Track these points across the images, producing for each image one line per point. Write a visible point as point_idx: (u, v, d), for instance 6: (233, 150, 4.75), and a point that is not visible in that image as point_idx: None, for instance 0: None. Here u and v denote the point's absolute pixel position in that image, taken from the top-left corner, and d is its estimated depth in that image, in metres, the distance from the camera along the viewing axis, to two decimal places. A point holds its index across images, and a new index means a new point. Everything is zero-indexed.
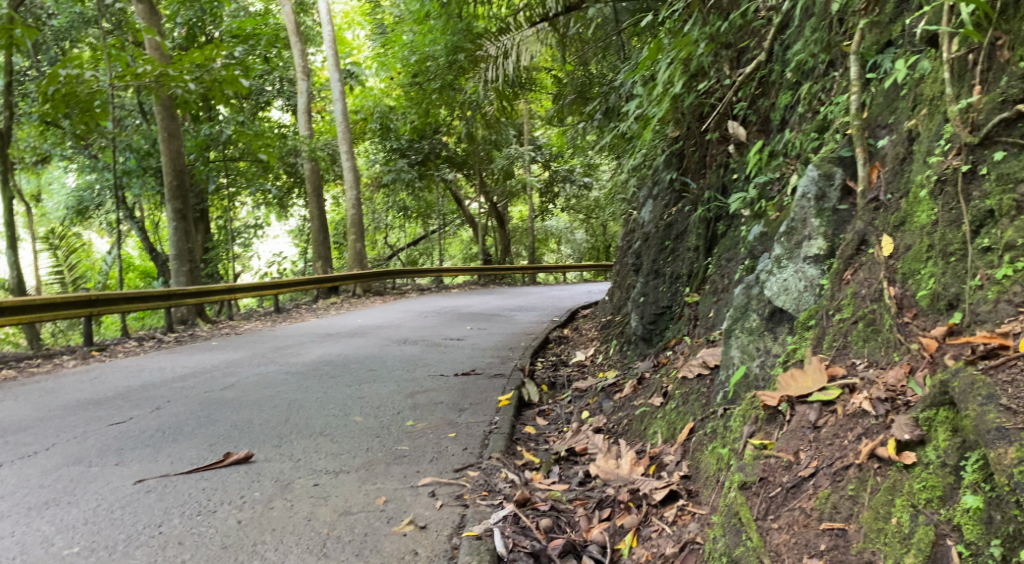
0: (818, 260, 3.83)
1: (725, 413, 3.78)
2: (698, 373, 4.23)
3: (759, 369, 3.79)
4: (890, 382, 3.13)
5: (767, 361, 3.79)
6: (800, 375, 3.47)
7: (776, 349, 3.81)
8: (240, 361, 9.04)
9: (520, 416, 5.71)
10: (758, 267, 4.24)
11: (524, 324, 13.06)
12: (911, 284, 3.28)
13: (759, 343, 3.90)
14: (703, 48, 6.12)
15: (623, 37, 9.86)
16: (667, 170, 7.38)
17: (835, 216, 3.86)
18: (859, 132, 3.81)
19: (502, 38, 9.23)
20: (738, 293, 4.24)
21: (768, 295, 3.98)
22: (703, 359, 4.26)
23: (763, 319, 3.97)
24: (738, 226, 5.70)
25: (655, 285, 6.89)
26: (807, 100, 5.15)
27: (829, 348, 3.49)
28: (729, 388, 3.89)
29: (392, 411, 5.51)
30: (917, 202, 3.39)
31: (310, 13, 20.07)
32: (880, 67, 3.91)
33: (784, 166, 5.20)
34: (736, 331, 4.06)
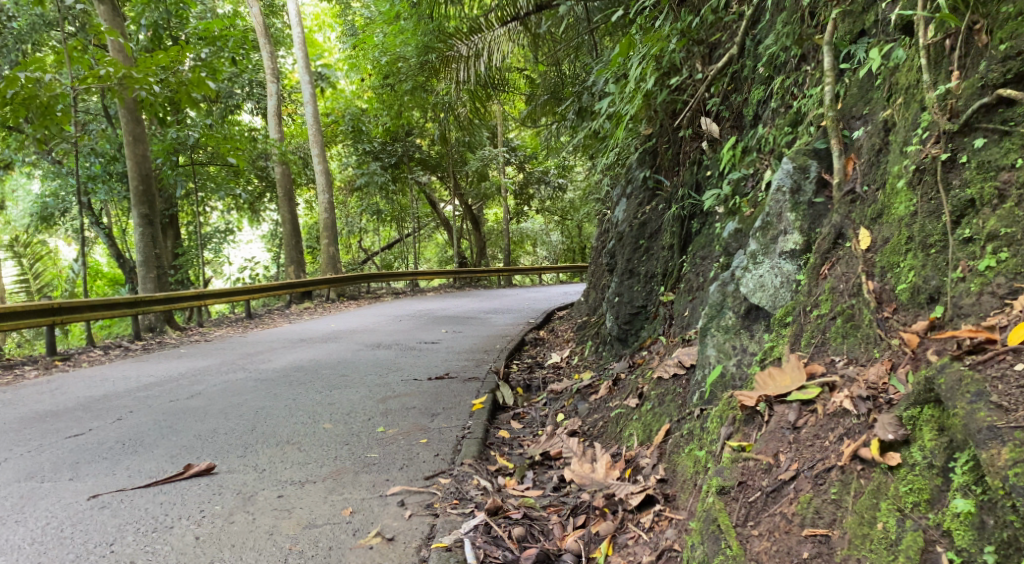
0: (794, 256, 3.76)
1: (702, 414, 3.70)
2: (674, 373, 4.14)
3: (737, 368, 3.71)
4: (871, 379, 3.07)
5: (745, 360, 3.70)
6: (778, 373, 3.38)
7: (753, 347, 3.73)
8: (208, 369, 8.81)
9: (494, 420, 5.59)
10: (733, 263, 4.15)
11: (499, 326, 12.93)
12: (891, 277, 3.24)
13: (735, 342, 3.82)
14: (675, 43, 6.06)
15: (595, 36, 9.79)
16: (641, 168, 7.30)
17: (811, 209, 3.78)
18: (834, 124, 3.74)
19: (473, 37, 9.02)
20: (713, 290, 4.15)
21: (744, 292, 3.90)
22: (678, 359, 4.17)
23: (738, 317, 3.89)
24: (713, 223, 5.64)
25: (630, 284, 6.80)
26: (780, 95, 5.10)
27: (807, 344, 3.41)
28: (706, 388, 3.80)
29: (363, 417, 5.36)
30: (895, 193, 3.34)
31: (279, 14, 19.78)
32: (854, 57, 3.85)
33: (758, 162, 5.15)
34: (711, 329, 3.97)
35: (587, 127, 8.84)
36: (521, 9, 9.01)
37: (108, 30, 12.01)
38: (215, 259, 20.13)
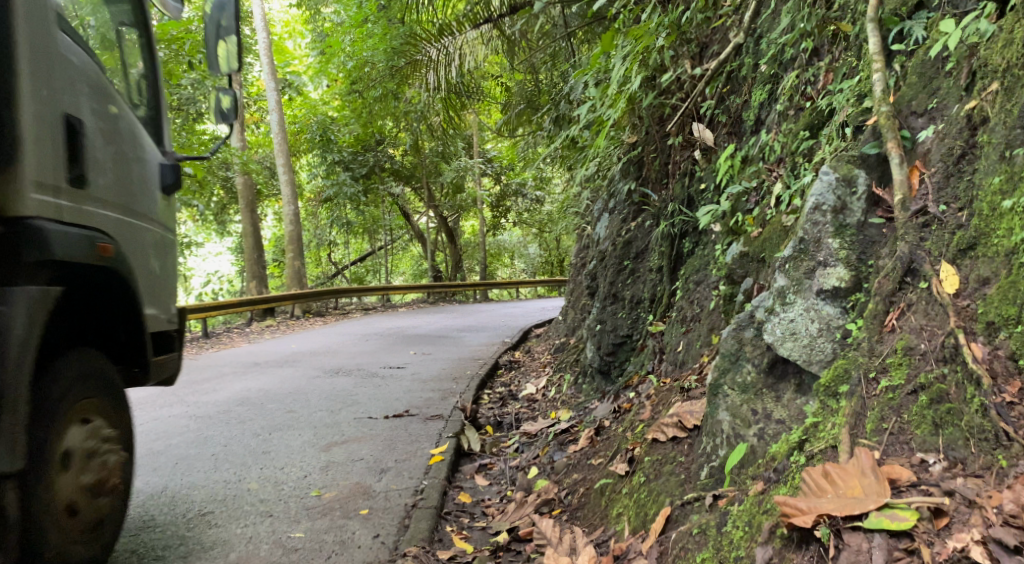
0: (837, 296, 3.02)
1: (714, 506, 2.89)
2: (673, 435, 3.39)
3: (758, 440, 2.96)
4: (1013, 509, 2.17)
5: (769, 430, 2.96)
6: (841, 479, 2.47)
7: (780, 412, 3.00)
8: (143, 401, 7.90)
9: (455, 475, 4.79)
10: (752, 303, 3.40)
11: (471, 347, 12.10)
12: (1005, 338, 2.43)
13: (755, 405, 3.08)
14: (663, 39, 5.34)
15: (575, 41, 9.03)
16: (624, 181, 6.50)
17: (860, 236, 3.07)
18: (891, 121, 3.06)
19: (443, 40, 8.25)
20: (725, 335, 3.40)
21: (769, 340, 3.13)
22: (679, 418, 3.42)
23: (760, 372, 3.15)
24: (709, 243, 4.89)
25: (613, 310, 6.03)
26: (788, 95, 4.36)
27: (873, 433, 2.59)
28: (724, 466, 3.01)
29: (299, 474, 4.60)
30: (998, 215, 2.59)
31: (245, 20, 18.91)
32: (908, 36, 3.27)
33: (762, 173, 4.41)
34: (724, 387, 3.23)
35: (564, 135, 8.07)
36: (495, 10, 8.25)
37: None
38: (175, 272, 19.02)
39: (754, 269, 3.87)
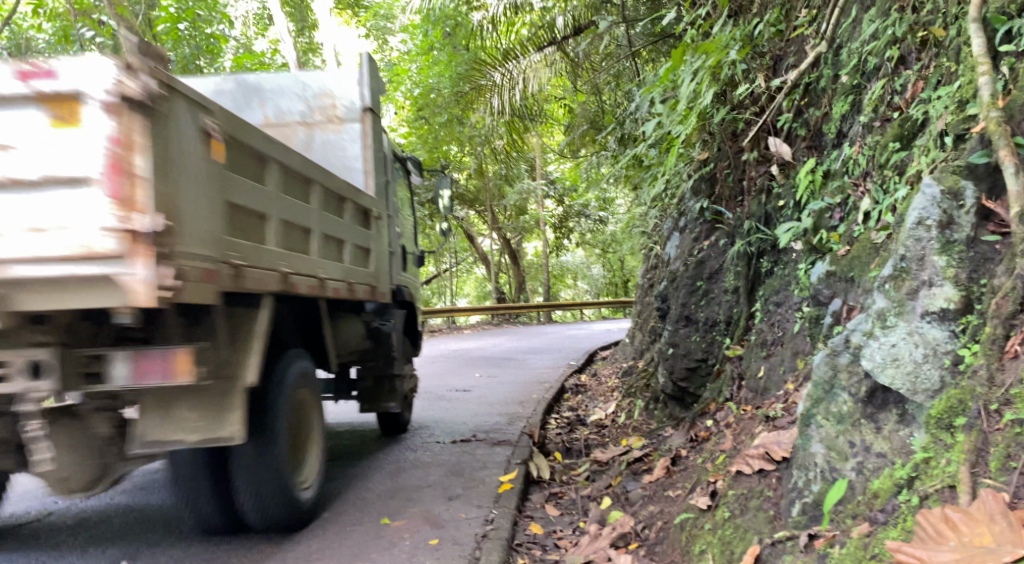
0: (945, 319, 2.76)
1: (810, 547, 2.70)
2: (759, 468, 3.18)
3: (857, 476, 2.76)
4: None
5: (869, 464, 2.76)
6: (966, 524, 2.22)
7: (880, 445, 2.77)
8: None
9: (527, 504, 4.68)
10: (848, 326, 3.15)
11: (537, 369, 11.98)
12: None
13: (853, 436, 2.87)
14: (736, 52, 5.19)
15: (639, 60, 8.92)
16: (696, 198, 6.30)
17: (970, 251, 2.83)
18: (1001, 127, 2.82)
19: None
20: (818, 360, 3.16)
21: (868, 367, 2.90)
22: (764, 449, 3.22)
23: (858, 402, 2.91)
24: (790, 262, 4.68)
25: (686, 333, 5.82)
26: (873, 106, 4.15)
27: (1000, 471, 2.32)
28: (819, 503, 2.82)
29: (367, 502, 4.54)
30: None
31: (316, 51, 19.45)
32: (1017, 36, 3.03)
33: (847, 189, 4.21)
34: (817, 417, 3.02)
35: (629, 154, 7.94)
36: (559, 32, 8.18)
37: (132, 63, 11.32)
38: None
39: (842, 290, 3.66)
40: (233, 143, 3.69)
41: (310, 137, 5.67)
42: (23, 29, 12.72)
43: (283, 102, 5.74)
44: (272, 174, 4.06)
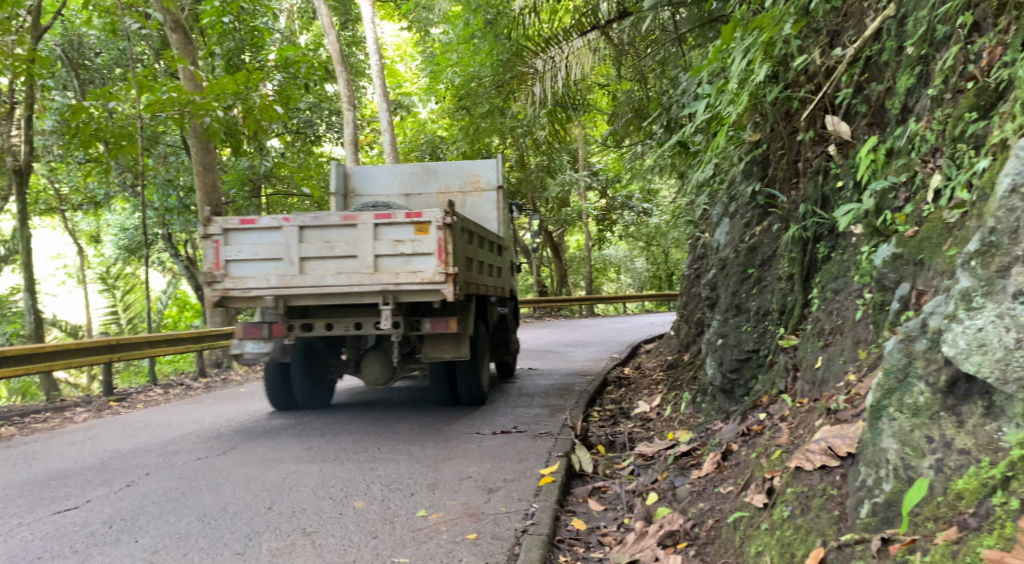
0: None
1: (883, 553, 2.45)
2: (822, 464, 2.93)
3: (936, 474, 2.49)
4: None
5: (950, 462, 2.49)
6: None
7: (963, 441, 2.50)
8: (260, 414, 7.98)
9: (568, 499, 4.49)
10: (933, 306, 2.79)
11: (580, 362, 11.77)
12: None
13: (931, 431, 2.59)
14: (791, 27, 4.92)
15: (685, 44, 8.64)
16: (747, 183, 6.03)
17: None
18: None
19: (549, 49, 7.98)
20: (893, 346, 2.85)
21: (951, 354, 2.56)
22: (828, 445, 2.97)
23: (936, 393, 2.63)
24: (850, 247, 4.40)
25: (736, 323, 5.57)
26: (942, 77, 3.86)
27: None
28: (894, 504, 2.56)
29: (403, 493, 4.40)
30: None
31: (359, 45, 19.50)
32: None
33: (915, 166, 3.92)
34: (890, 409, 2.73)
35: (674, 141, 7.68)
36: (602, 16, 7.92)
37: (179, 57, 11.37)
38: None
39: (910, 273, 3.40)
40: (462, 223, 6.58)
41: (465, 203, 9.06)
42: (76, 25, 13.06)
43: (450, 179, 9.03)
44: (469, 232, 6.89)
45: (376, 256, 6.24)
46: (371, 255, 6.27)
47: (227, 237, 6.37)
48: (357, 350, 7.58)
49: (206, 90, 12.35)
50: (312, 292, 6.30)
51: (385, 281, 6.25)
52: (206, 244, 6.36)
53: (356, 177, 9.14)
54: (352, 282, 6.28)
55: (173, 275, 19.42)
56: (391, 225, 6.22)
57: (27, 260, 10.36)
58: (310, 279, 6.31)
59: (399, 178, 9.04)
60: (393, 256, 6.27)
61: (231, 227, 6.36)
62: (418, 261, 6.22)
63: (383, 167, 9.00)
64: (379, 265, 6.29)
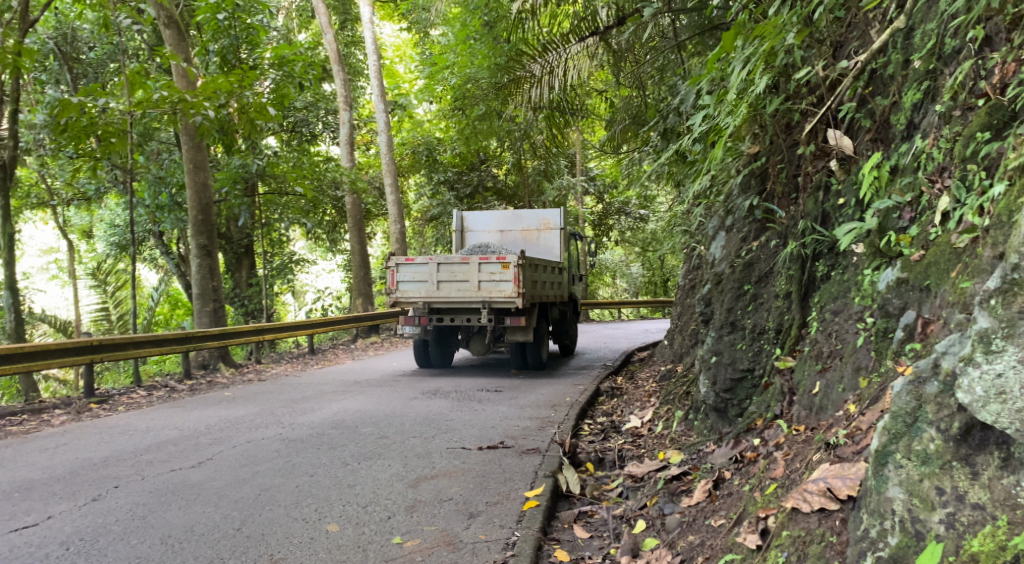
0: None
1: None
2: (820, 506, 2.76)
3: (946, 529, 2.32)
4: None
5: (961, 517, 2.32)
6: None
7: (976, 494, 2.33)
8: (242, 421, 7.78)
9: (554, 525, 4.32)
10: (946, 345, 2.62)
11: (573, 370, 11.58)
12: None
13: (941, 481, 2.41)
14: (793, 37, 4.76)
15: (685, 51, 8.45)
16: (744, 195, 5.85)
17: None
18: None
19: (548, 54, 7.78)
20: (900, 386, 2.66)
21: (967, 400, 2.39)
22: (827, 485, 2.80)
23: (947, 439, 2.45)
24: (850, 267, 4.24)
25: (730, 340, 5.39)
26: (951, 93, 3.70)
27: None
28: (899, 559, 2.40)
29: (381, 516, 4.23)
30: None
31: (358, 44, 19.28)
32: None
33: (921, 186, 3.76)
34: (897, 454, 2.55)
35: (673, 149, 7.48)
36: (601, 22, 7.71)
37: (170, 53, 11.10)
38: (287, 289, 19.09)
39: (914, 300, 3.25)
40: (530, 260, 10.19)
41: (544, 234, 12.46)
42: (69, 18, 12.84)
43: (530, 220, 12.44)
44: (535, 267, 10.46)
45: (478, 280, 10.01)
46: (477, 280, 10.07)
47: (398, 268, 10.43)
48: (469, 332, 11.23)
49: (197, 86, 12.12)
50: (445, 301, 10.19)
51: (484, 296, 10.02)
52: (386, 270, 10.41)
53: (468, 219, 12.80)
54: (465, 295, 10.14)
55: (165, 273, 19.15)
56: (487, 263, 9.99)
57: (9, 257, 10.09)
58: (443, 294, 10.26)
59: (495, 220, 12.65)
60: (490, 281, 10.01)
61: (398, 262, 10.38)
62: (502, 284, 9.92)
63: (485, 213, 12.63)
64: (482, 286, 10.06)
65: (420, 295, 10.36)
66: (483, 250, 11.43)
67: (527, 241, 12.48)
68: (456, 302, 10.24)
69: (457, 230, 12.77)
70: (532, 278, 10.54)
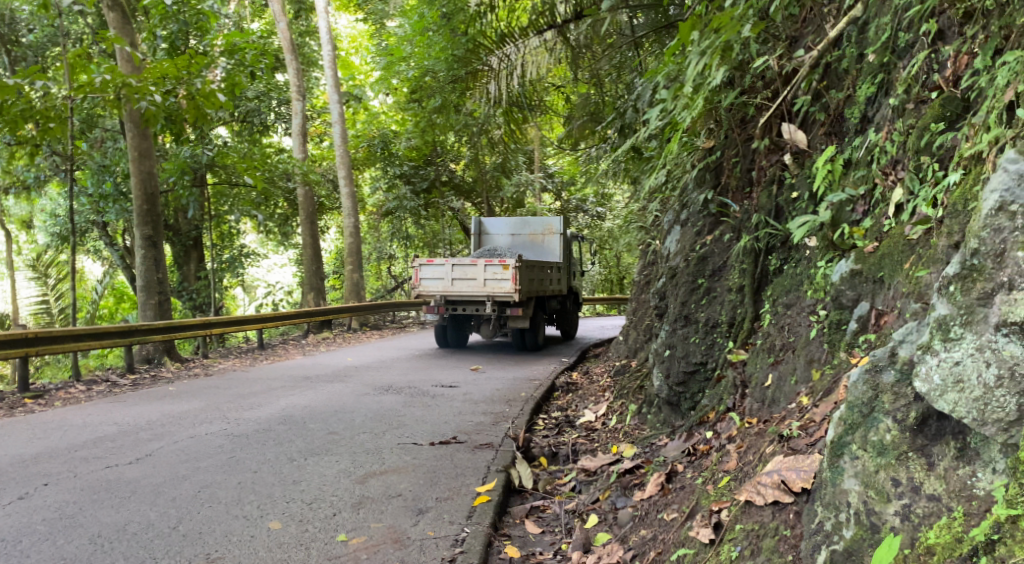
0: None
1: None
2: (774, 499, 2.73)
3: (901, 521, 2.30)
4: None
5: (916, 509, 2.30)
6: None
7: (930, 486, 2.31)
8: (185, 416, 7.52)
9: (505, 521, 4.23)
10: (905, 334, 2.59)
11: (528, 366, 11.50)
12: None
13: (897, 473, 2.39)
14: (749, 30, 4.73)
15: (643, 46, 8.41)
16: (699, 189, 5.82)
17: None
18: None
19: (505, 46, 7.63)
20: (858, 376, 2.63)
21: (926, 390, 2.36)
22: (781, 477, 2.76)
23: (903, 430, 2.42)
24: (802, 260, 4.23)
25: (684, 334, 5.35)
26: (905, 86, 3.69)
27: None
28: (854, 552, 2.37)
29: (326, 513, 4.10)
30: None
31: (313, 34, 18.90)
32: None
33: (874, 179, 3.75)
34: (853, 446, 2.52)
35: (630, 143, 7.43)
36: (559, 15, 7.57)
37: (113, 36, 10.61)
38: (238, 283, 18.62)
39: (868, 291, 3.23)
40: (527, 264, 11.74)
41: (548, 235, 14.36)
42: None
43: (536, 224, 14.31)
44: (532, 268, 12.00)
45: (484, 278, 11.60)
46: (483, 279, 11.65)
47: (421, 266, 12.09)
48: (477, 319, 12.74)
49: (143, 71, 11.69)
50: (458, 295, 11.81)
51: (489, 292, 11.62)
52: (411, 268, 12.10)
53: (485, 224, 14.84)
54: (473, 290, 11.75)
55: (109, 265, 18.55)
56: (491, 264, 11.57)
57: None
58: (458, 289, 11.87)
59: (507, 225, 14.51)
60: (495, 281, 11.58)
61: (421, 262, 12.05)
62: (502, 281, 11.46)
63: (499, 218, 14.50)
64: (488, 285, 11.61)
65: (437, 290, 11.97)
66: (491, 252, 13.28)
67: (534, 243, 14.33)
68: (465, 296, 11.87)
69: (476, 233, 14.83)
70: (530, 276, 12.09)
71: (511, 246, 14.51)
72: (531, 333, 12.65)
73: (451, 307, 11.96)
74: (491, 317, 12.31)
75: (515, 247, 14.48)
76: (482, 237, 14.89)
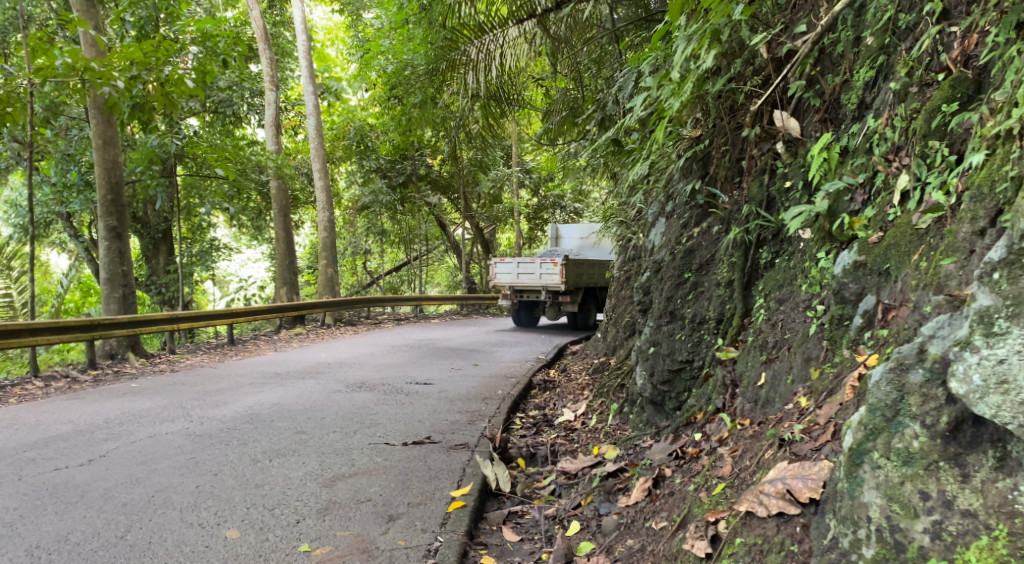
0: None
1: None
2: (779, 511, 2.61)
3: (932, 539, 2.24)
4: None
5: (949, 525, 2.23)
6: None
7: (964, 500, 2.24)
8: (146, 414, 7.19)
9: (480, 528, 3.96)
10: (934, 328, 2.49)
11: (505, 363, 11.25)
12: None
13: (926, 485, 2.30)
14: (740, 13, 4.51)
15: (622, 44, 8.19)
16: (685, 180, 5.59)
17: None
18: None
19: (484, 38, 7.28)
20: (881, 373, 2.49)
21: (963, 392, 2.28)
22: (787, 486, 2.64)
23: (935, 437, 2.33)
24: (796, 252, 4.02)
25: (669, 330, 5.12)
26: (907, 68, 3.49)
27: None
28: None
29: (290, 520, 3.85)
30: None
31: (287, 25, 18.45)
32: None
33: (874, 166, 3.54)
34: (877, 455, 2.41)
35: (612, 136, 7.18)
36: (540, 4, 7.25)
37: (74, 19, 10.04)
38: (208, 277, 18.13)
39: (873, 285, 3.05)
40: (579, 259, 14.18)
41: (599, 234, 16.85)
42: None
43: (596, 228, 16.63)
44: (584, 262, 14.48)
45: (541, 272, 14.28)
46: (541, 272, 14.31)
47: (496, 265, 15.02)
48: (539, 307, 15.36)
49: (108, 56, 11.21)
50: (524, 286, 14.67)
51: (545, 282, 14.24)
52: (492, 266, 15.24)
53: (560, 231, 17.81)
54: (533, 282, 14.46)
55: (75, 258, 17.93)
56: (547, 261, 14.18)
57: None
58: (524, 281, 14.67)
59: (576, 231, 17.34)
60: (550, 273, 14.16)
61: (497, 261, 14.99)
62: (553, 275, 14.11)
63: (571, 227, 17.33)
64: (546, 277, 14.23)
65: (508, 283, 14.92)
66: (552, 252, 16.16)
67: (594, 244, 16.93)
68: (528, 286, 14.57)
69: (553, 237, 17.84)
70: (581, 270, 14.52)
71: (579, 248, 17.31)
72: (581, 318, 15.10)
73: (517, 296, 14.88)
74: (549, 304, 14.88)
75: (583, 248, 17.10)
76: (558, 241, 17.87)
